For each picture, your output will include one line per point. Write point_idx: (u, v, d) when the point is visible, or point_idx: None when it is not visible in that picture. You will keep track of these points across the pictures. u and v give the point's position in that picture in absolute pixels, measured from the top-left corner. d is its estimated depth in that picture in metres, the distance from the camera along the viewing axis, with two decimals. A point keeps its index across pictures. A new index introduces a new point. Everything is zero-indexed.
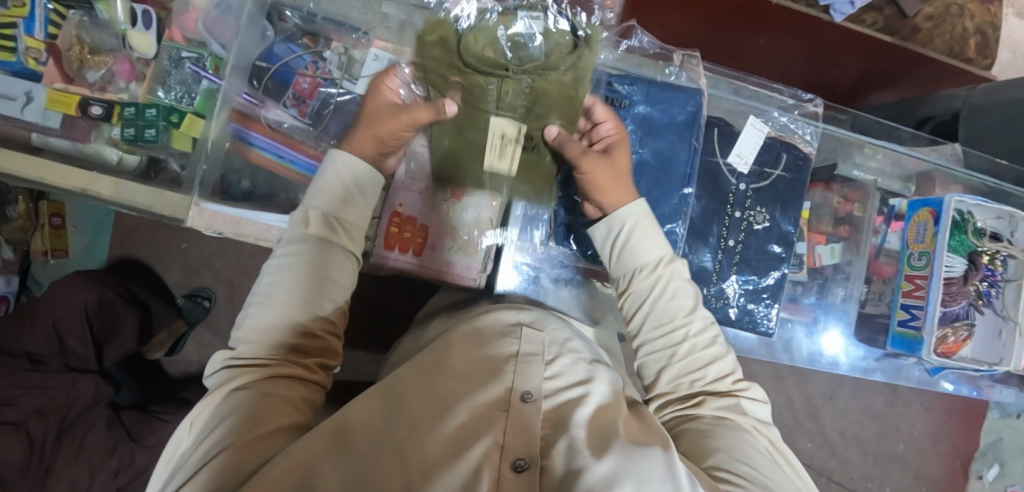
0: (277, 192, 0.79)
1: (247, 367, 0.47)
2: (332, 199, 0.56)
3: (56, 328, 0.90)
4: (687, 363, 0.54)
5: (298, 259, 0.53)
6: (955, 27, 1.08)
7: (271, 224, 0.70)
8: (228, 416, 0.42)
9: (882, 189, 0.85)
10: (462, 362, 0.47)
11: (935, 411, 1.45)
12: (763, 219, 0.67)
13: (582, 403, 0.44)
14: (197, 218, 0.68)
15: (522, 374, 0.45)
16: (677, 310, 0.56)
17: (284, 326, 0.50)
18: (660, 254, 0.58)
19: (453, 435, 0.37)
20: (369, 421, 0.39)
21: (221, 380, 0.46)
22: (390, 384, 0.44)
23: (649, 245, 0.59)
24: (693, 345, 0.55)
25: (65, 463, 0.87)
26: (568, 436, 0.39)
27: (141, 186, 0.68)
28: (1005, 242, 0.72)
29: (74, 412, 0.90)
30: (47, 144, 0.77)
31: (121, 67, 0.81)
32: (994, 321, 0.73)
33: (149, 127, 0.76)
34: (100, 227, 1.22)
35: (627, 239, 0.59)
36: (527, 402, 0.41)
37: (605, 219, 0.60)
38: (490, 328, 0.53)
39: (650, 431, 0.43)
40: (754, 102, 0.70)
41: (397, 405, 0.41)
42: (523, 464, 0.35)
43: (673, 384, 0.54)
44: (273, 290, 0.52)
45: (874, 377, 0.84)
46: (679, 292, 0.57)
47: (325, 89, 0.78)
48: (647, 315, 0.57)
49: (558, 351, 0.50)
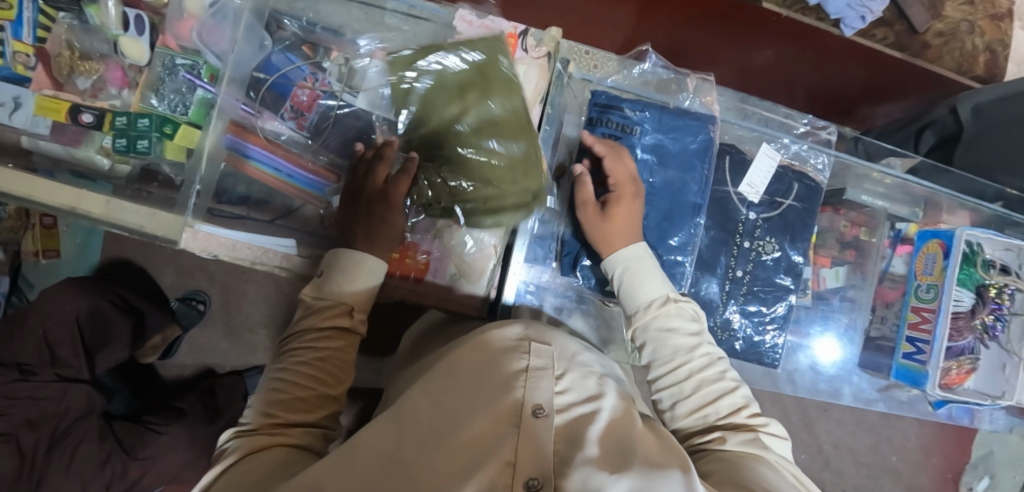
0: (271, 196, 0.79)
1: (252, 433, 0.46)
2: (336, 282, 0.58)
3: (46, 339, 0.88)
4: (699, 397, 0.51)
5: (312, 345, 0.55)
6: (965, 44, 1.09)
7: (266, 247, 0.75)
8: (237, 475, 0.40)
9: (891, 215, 0.83)
10: (470, 379, 0.45)
11: (928, 424, 1.46)
12: (772, 249, 0.65)
13: (594, 419, 0.42)
14: (190, 240, 0.70)
15: (532, 387, 0.42)
16: (681, 346, 0.53)
17: (288, 410, 0.50)
18: (658, 292, 0.56)
19: (460, 452, 0.35)
20: (377, 449, 0.38)
21: (230, 447, 0.45)
22: (399, 413, 0.44)
23: (646, 283, 0.56)
24: (702, 380, 0.51)
25: (57, 476, 0.87)
26: (582, 455, 0.36)
27: (135, 207, 0.64)
28: (1013, 276, 0.71)
29: (65, 423, 0.89)
30: (37, 148, 0.75)
31: (112, 74, 0.77)
32: (998, 355, 0.72)
33: (140, 138, 0.73)
34: (91, 229, 1.19)
35: (625, 281, 0.57)
36: (538, 415, 0.39)
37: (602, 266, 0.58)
38: (497, 343, 0.51)
39: (668, 451, 0.42)
40: (766, 129, 0.68)
41: (405, 432, 0.40)
42: (536, 482, 0.33)
43: (688, 419, 0.50)
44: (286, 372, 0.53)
45: (876, 406, 0.84)
46: (680, 329, 0.54)
47: (324, 101, 0.75)
48: (653, 353, 0.54)
49: (568, 366, 0.48)
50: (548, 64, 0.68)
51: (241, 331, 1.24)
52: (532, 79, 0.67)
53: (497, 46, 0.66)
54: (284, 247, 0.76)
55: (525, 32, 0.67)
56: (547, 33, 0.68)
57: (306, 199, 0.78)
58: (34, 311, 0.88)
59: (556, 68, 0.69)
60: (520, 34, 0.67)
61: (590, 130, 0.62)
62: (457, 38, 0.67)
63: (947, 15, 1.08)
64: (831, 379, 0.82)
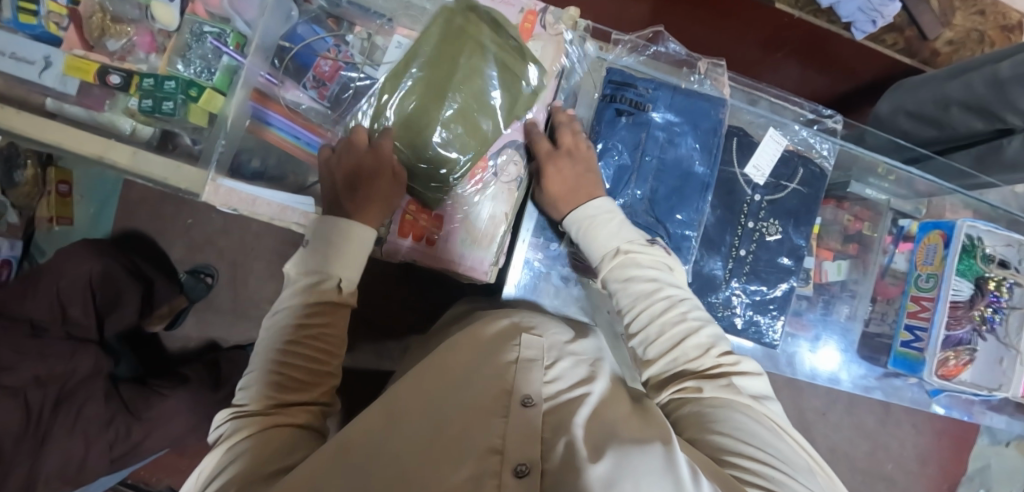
0: (286, 173, 0.80)
1: (249, 415, 0.47)
2: (334, 254, 0.56)
3: (59, 296, 0.90)
4: (666, 342, 0.52)
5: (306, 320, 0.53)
6: (976, 52, 1.13)
7: (285, 204, 0.70)
8: (236, 458, 0.42)
9: (895, 210, 0.86)
10: (460, 376, 0.46)
11: (925, 433, 1.45)
12: (775, 231, 0.67)
13: (581, 405, 0.43)
14: (212, 194, 0.67)
15: (521, 381, 0.44)
16: (642, 291, 0.54)
17: (282, 386, 0.50)
18: (614, 244, 0.57)
19: (454, 443, 0.36)
20: (369, 439, 0.39)
21: (227, 431, 0.46)
22: (391, 405, 0.44)
23: (607, 236, 0.57)
24: (668, 322, 0.52)
25: (62, 433, 0.85)
26: (566, 437, 0.37)
27: (159, 159, 0.67)
28: (1012, 270, 0.73)
29: (73, 382, 0.90)
30: (61, 111, 0.77)
31: (141, 38, 0.80)
32: (996, 348, 0.74)
33: (166, 99, 0.75)
34: (106, 199, 1.22)
35: (588, 234, 0.58)
36: (527, 406, 0.40)
37: (570, 220, 0.60)
38: (490, 341, 0.53)
39: (657, 425, 0.42)
40: (774, 115, 0.69)
41: (396, 421, 0.41)
42: (524, 469, 0.33)
43: (659, 364, 0.52)
44: (273, 350, 0.52)
45: (873, 394, 0.85)
46: (637, 277, 0.55)
47: (345, 73, 0.77)
48: (621, 301, 0.55)
49: (557, 355, 0.51)
50: (566, 41, 0.69)
51: (248, 306, 1.25)
52: (549, 54, 0.68)
53: (517, 22, 0.67)
54: (303, 205, 0.70)
55: (544, 10, 0.68)
56: (565, 11, 0.70)
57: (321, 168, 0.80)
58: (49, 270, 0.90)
59: (572, 46, 0.70)
60: (539, 11, 0.68)
61: (604, 104, 0.63)
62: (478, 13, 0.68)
63: (958, 24, 1.12)
64: (825, 371, 0.83)
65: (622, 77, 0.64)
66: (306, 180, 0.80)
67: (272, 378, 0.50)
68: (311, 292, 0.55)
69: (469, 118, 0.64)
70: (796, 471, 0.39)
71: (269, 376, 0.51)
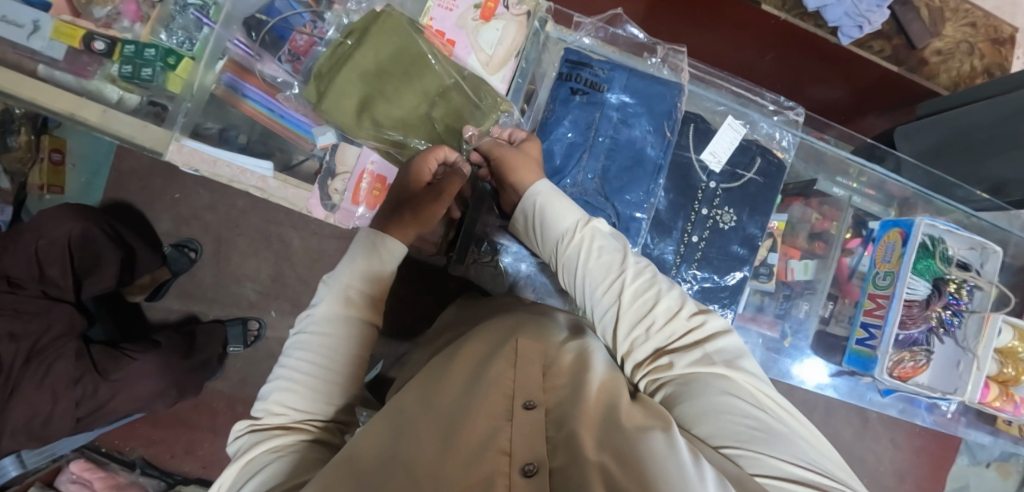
0: (271, 151, 0.83)
1: (264, 429, 0.49)
2: (358, 267, 0.57)
3: (38, 256, 0.92)
4: (637, 315, 0.50)
5: (323, 337, 0.53)
6: (963, 65, 1.09)
7: (245, 168, 0.77)
8: (256, 475, 0.42)
9: (861, 209, 0.86)
10: (464, 381, 0.45)
11: (902, 449, 1.43)
12: (730, 219, 0.67)
13: (585, 397, 0.42)
14: (176, 153, 0.75)
15: (523, 382, 0.43)
16: (608, 264, 0.53)
17: (309, 405, 0.50)
18: (577, 217, 0.55)
19: (465, 447, 0.34)
20: (375, 444, 0.37)
21: (246, 445, 0.47)
22: (395, 415, 0.43)
23: (564, 212, 0.56)
24: (636, 292, 0.51)
25: (30, 388, 0.87)
26: (572, 434, 0.36)
27: (129, 119, 0.72)
28: (973, 272, 0.73)
29: (45, 339, 0.91)
30: (51, 77, 0.78)
31: (126, 6, 0.81)
32: (954, 351, 0.74)
33: (145, 66, 0.77)
34: (97, 169, 1.25)
35: (545, 214, 0.56)
36: (531, 410, 0.39)
37: (523, 200, 0.58)
38: (494, 347, 0.52)
39: (653, 410, 0.41)
40: (735, 105, 0.71)
41: (404, 432, 0.39)
42: (532, 467, 0.32)
43: (635, 342, 0.50)
44: (304, 368, 0.52)
45: (829, 394, 0.88)
46: (604, 248, 0.54)
47: (320, 49, 0.79)
48: (585, 280, 0.54)
49: (560, 352, 0.51)
50: (528, 22, 0.71)
51: (229, 282, 1.26)
52: (510, 33, 0.71)
53: (479, 2, 0.71)
54: (262, 170, 0.78)
55: None
56: None
57: (295, 140, 0.83)
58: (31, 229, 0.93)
59: (535, 27, 0.73)
60: None
61: (559, 84, 0.65)
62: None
63: (947, 35, 1.08)
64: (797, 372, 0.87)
65: (580, 58, 0.66)
66: (293, 158, 0.84)
67: (308, 392, 0.51)
68: (341, 309, 0.55)
69: (439, 95, 0.69)
70: (775, 439, 0.38)
71: (302, 391, 0.51)
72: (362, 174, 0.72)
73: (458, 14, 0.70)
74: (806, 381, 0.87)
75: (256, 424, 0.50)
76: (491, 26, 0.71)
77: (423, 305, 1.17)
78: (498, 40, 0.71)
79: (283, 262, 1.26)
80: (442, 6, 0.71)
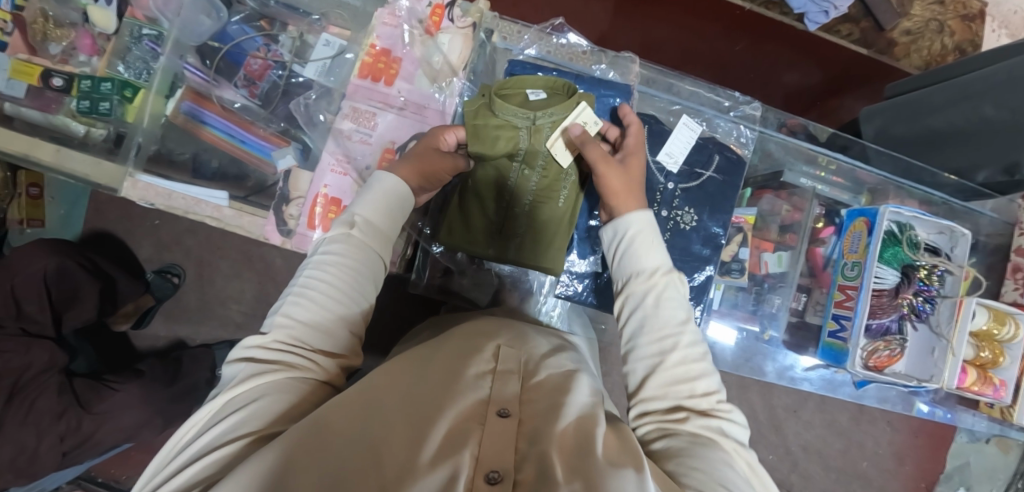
0: (247, 173, 0.81)
1: (258, 359, 0.44)
2: (369, 200, 0.56)
3: (14, 294, 0.92)
4: (677, 374, 0.49)
5: (336, 256, 0.51)
6: (933, 44, 1.06)
7: (199, 197, 0.75)
8: (231, 414, 0.38)
9: (832, 200, 0.85)
10: (442, 369, 0.43)
11: (901, 431, 1.39)
12: (691, 219, 0.74)
13: (560, 414, 0.39)
14: (130, 189, 0.74)
15: (499, 388, 0.41)
16: (671, 319, 0.52)
17: (320, 318, 0.48)
18: (660, 263, 0.55)
19: (438, 447, 0.33)
20: (347, 416, 0.35)
21: (242, 374, 0.42)
22: (372, 386, 0.40)
23: (649, 252, 0.56)
24: (685, 356, 0.50)
25: (14, 425, 0.88)
26: (545, 447, 0.34)
27: (82, 157, 0.74)
28: (943, 257, 0.75)
29: (27, 376, 0.91)
30: (19, 115, 0.78)
31: (82, 41, 0.81)
32: (928, 338, 0.76)
33: (103, 100, 0.76)
34: (77, 200, 1.22)
35: (631, 244, 0.57)
36: (504, 418, 0.37)
37: (612, 223, 0.60)
38: (479, 345, 0.49)
39: (625, 446, 0.38)
40: (691, 104, 0.81)
41: (377, 405, 0.37)
42: (497, 475, 0.31)
43: (661, 390, 0.48)
44: (313, 287, 0.49)
45: (803, 387, 0.88)
46: (672, 301, 0.53)
47: (274, 71, 0.81)
48: (640, 322, 0.53)
49: (536, 369, 0.46)
50: (472, 34, 0.78)
51: (214, 305, 1.25)
52: (456, 45, 0.77)
53: (425, 16, 0.77)
54: (216, 199, 0.75)
55: (451, 4, 0.77)
56: (472, 5, 0.78)
57: (254, 164, 0.81)
58: (10, 268, 0.94)
59: (480, 38, 0.79)
60: (447, 5, 0.77)
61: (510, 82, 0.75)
62: (387, 6, 0.77)
63: (916, 14, 1.04)
64: (790, 356, 0.86)
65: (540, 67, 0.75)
66: (267, 178, 0.81)
67: (320, 312, 0.48)
68: (353, 234, 0.53)
69: None
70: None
71: (311, 310, 0.48)
72: (316, 197, 0.73)
73: (402, 30, 0.76)
74: (798, 364, 0.86)
75: (254, 341, 0.45)
76: (439, 39, 0.77)
77: (409, 316, 1.14)
78: (447, 52, 0.77)
79: (267, 281, 1.25)
80: (387, 23, 0.77)
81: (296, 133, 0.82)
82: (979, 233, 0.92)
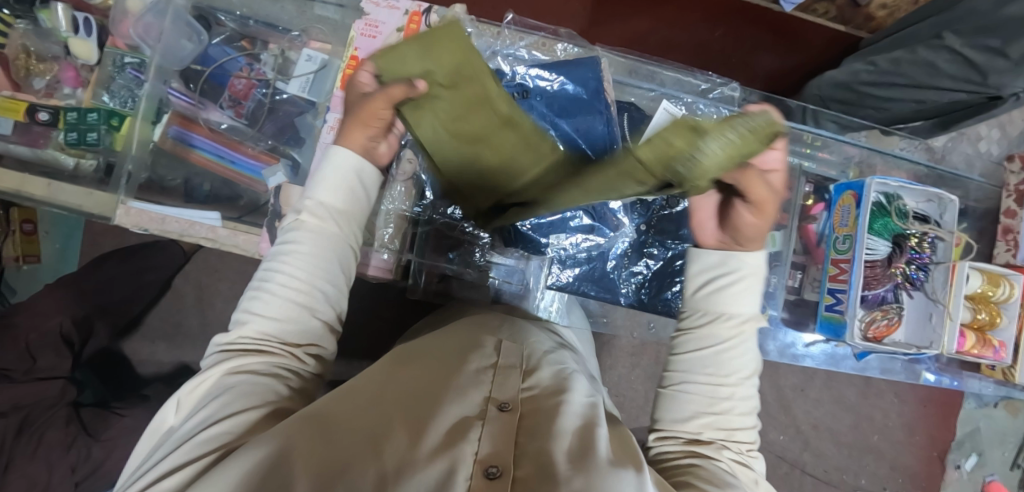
0: (241, 193, 0.83)
1: (231, 349, 0.44)
2: (316, 179, 0.50)
3: (30, 349, 0.96)
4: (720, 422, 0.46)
5: (292, 250, 0.47)
6: None
7: (193, 220, 0.75)
8: (221, 394, 0.39)
9: (820, 176, 0.86)
10: (445, 363, 0.43)
11: (910, 401, 1.40)
12: (677, 202, 0.78)
13: (563, 413, 0.38)
14: (124, 216, 0.73)
15: (500, 383, 0.41)
16: (736, 369, 0.47)
17: (280, 312, 0.45)
18: (751, 310, 0.49)
19: (437, 440, 0.33)
20: (347, 410, 0.36)
21: (216, 361, 0.43)
22: (375, 384, 0.41)
23: (747, 292, 0.49)
24: (736, 408, 0.47)
25: (24, 459, 0.89)
26: (547, 447, 0.34)
27: (73, 189, 0.75)
28: (933, 224, 0.76)
29: (39, 410, 0.94)
30: (7, 151, 0.78)
31: (66, 74, 0.82)
32: (925, 304, 0.77)
33: (91, 130, 0.77)
34: (72, 232, 1.16)
35: (730, 279, 0.49)
36: (504, 412, 0.37)
37: (721, 250, 0.50)
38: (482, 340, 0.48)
39: (625, 448, 0.38)
40: (669, 90, 0.83)
41: (382, 399, 0.38)
42: (497, 471, 0.31)
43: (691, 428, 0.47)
44: (270, 285, 0.46)
45: (806, 363, 0.87)
46: (748, 353, 0.48)
47: (259, 90, 0.81)
48: (704, 361, 0.48)
49: (536, 364, 0.46)
50: None
51: None
52: None
53: (402, 24, 0.78)
54: (209, 219, 0.75)
55: (428, 10, 0.78)
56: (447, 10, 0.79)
57: (246, 184, 0.82)
58: (22, 321, 0.98)
59: None
60: (424, 12, 0.78)
61: None
62: (365, 18, 0.78)
63: None
64: (791, 333, 0.85)
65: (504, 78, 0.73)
66: (262, 197, 0.81)
67: (280, 307, 0.45)
68: (308, 223, 0.48)
69: None
70: None
71: (271, 305, 0.45)
72: None
73: (382, 39, 0.77)
74: (800, 341, 0.85)
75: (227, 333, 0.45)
76: None
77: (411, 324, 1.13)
78: None
79: None
80: (366, 33, 0.77)
81: (285, 151, 0.82)
82: (969, 199, 0.92)
